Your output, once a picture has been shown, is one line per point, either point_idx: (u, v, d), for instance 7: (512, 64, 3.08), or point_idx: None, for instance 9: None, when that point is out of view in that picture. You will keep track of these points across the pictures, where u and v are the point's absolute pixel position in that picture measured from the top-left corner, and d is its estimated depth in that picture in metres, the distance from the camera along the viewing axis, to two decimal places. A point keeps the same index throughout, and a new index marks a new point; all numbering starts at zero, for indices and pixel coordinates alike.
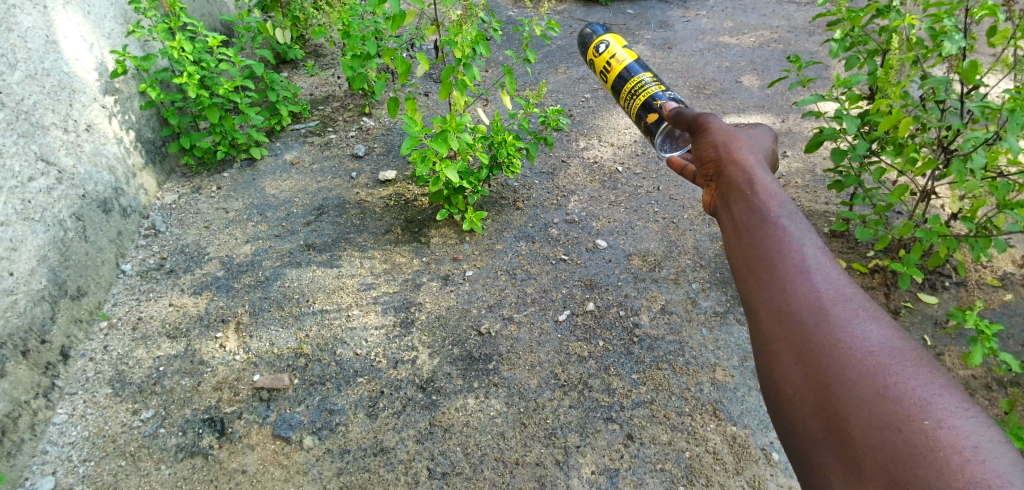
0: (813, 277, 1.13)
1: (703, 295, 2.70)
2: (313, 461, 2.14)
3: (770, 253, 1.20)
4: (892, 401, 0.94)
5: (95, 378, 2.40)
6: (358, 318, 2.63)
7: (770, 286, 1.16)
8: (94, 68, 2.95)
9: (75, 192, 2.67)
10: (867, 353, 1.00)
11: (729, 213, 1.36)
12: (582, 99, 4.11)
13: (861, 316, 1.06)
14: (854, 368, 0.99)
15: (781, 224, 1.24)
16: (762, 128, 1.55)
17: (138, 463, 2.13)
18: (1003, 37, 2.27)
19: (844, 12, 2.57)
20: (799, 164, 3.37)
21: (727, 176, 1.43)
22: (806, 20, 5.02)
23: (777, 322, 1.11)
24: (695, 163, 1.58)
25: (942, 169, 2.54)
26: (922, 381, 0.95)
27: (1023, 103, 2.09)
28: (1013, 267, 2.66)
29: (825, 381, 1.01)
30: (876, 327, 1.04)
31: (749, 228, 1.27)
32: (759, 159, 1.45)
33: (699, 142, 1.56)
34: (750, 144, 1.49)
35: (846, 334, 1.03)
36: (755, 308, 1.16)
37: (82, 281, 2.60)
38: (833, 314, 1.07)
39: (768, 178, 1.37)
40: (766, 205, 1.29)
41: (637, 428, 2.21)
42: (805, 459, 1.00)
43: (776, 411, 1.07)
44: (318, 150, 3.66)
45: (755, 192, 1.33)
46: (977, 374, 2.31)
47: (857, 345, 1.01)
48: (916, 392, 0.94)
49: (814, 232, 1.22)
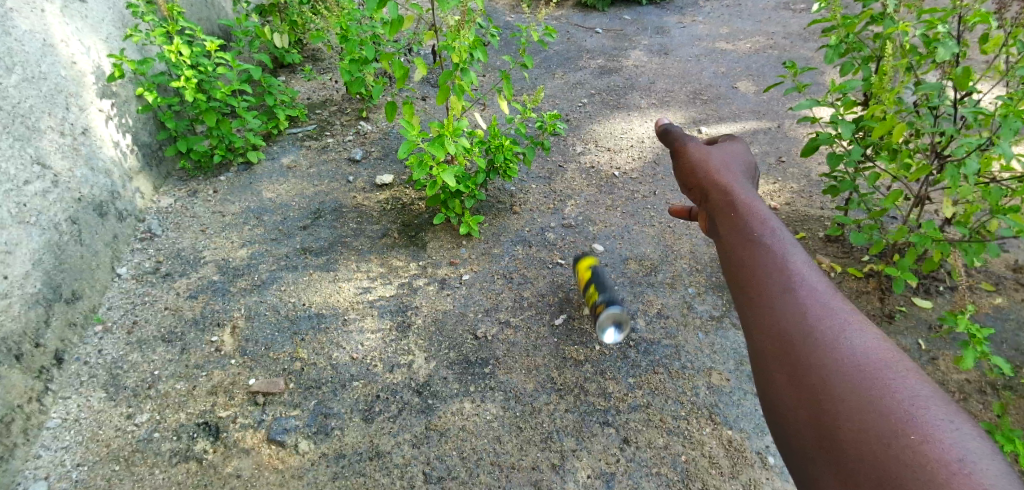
0: (799, 291, 1.15)
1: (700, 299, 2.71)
2: (309, 466, 2.13)
3: (757, 272, 1.21)
4: (879, 414, 0.93)
5: (90, 382, 2.39)
6: (354, 322, 2.63)
7: (760, 305, 1.17)
8: (91, 73, 2.94)
9: (71, 195, 2.67)
10: (854, 365, 1.00)
11: (718, 234, 1.37)
12: (579, 104, 4.13)
13: (850, 328, 1.06)
14: (842, 381, 0.99)
15: (767, 241, 1.25)
16: (739, 145, 1.59)
17: (132, 467, 2.12)
18: (995, 44, 2.30)
19: (839, 19, 2.59)
20: (795, 170, 3.38)
21: (709, 198, 1.45)
22: (801, 26, 5.06)
23: (769, 339, 1.12)
24: (679, 187, 1.60)
25: (936, 175, 2.56)
26: (910, 392, 0.94)
27: (1014, 108, 2.12)
28: (1007, 272, 2.68)
29: (815, 396, 1.00)
30: (864, 338, 1.04)
31: (735, 247, 1.28)
32: (740, 179, 1.47)
33: (680, 167, 1.59)
34: (729, 166, 1.52)
35: (834, 347, 1.04)
36: (749, 328, 1.17)
37: (78, 284, 2.60)
38: (822, 328, 1.08)
39: (751, 195, 1.39)
40: (750, 223, 1.31)
41: (633, 432, 2.21)
42: (803, 477, 0.99)
43: (777, 429, 1.06)
44: (315, 153, 3.66)
45: (739, 211, 1.35)
46: (971, 378, 2.31)
47: (846, 358, 1.01)
48: (904, 404, 0.93)
49: (801, 246, 1.23)
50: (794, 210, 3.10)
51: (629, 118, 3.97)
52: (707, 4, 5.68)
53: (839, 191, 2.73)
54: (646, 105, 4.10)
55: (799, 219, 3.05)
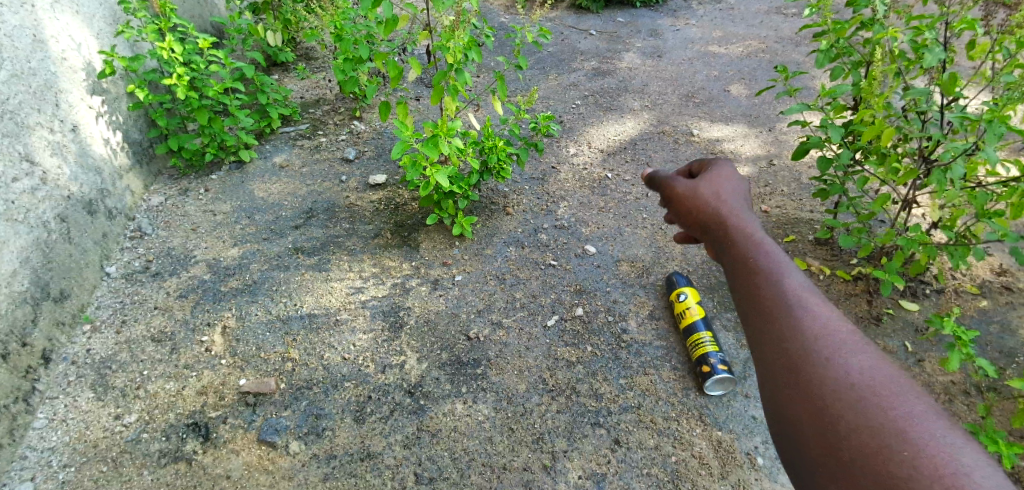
0: (795, 316, 1.11)
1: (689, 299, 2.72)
2: (299, 466, 2.13)
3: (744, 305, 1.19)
4: (878, 433, 0.94)
5: (78, 381, 2.37)
6: (346, 323, 2.62)
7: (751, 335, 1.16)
8: (82, 69, 2.92)
9: (59, 193, 2.64)
10: (849, 385, 1.00)
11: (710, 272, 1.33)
12: (573, 105, 4.14)
13: (844, 348, 1.05)
14: (836, 401, 1.00)
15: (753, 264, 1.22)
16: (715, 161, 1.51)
17: (120, 468, 2.11)
18: (981, 50, 2.34)
19: (830, 24, 2.62)
20: (785, 173, 3.41)
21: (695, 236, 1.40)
22: (793, 31, 5.09)
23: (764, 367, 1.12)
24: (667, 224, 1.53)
25: (923, 179, 2.59)
26: (904, 408, 0.95)
27: (1000, 113, 2.16)
28: (992, 275, 2.72)
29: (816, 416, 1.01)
30: (854, 356, 1.04)
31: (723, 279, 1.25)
32: (736, 198, 1.38)
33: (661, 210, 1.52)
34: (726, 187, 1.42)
35: (827, 368, 1.04)
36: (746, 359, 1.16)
37: (66, 283, 2.58)
38: (814, 348, 1.07)
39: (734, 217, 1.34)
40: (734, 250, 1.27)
41: (624, 433, 2.22)
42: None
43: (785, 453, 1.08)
44: (308, 153, 3.65)
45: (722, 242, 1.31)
46: (956, 380, 2.34)
47: (838, 379, 1.02)
48: (897, 420, 0.94)
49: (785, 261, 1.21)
50: (785, 213, 3.14)
51: (622, 121, 3.99)
52: (701, 7, 5.71)
53: (828, 195, 2.76)
54: (639, 107, 4.12)
55: (789, 222, 3.08)
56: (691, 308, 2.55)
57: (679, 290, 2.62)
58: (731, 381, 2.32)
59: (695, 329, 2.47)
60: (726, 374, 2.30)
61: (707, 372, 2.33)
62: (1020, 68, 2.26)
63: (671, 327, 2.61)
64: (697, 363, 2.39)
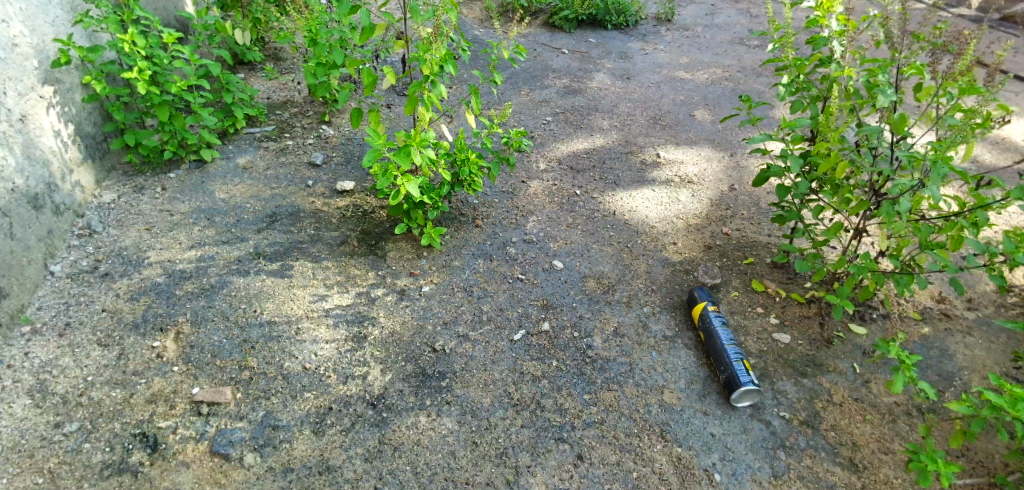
0: None
1: (681, 316, 2.79)
2: (254, 480, 2.05)
3: None
4: None
5: (14, 387, 2.23)
6: (308, 331, 2.56)
7: None
8: (34, 57, 2.77)
9: (3, 185, 2.50)
10: None
11: None
12: (544, 121, 4.20)
13: None
14: None
15: None
16: None
17: (57, 480, 1.99)
18: (927, 93, 2.48)
19: (791, 59, 2.73)
20: (745, 198, 3.54)
21: None
22: (756, 62, 5.29)
23: None
24: None
25: (873, 210, 2.72)
26: None
27: (943, 154, 2.30)
28: (932, 302, 2.87)
29: None
30: None
31: None
32: None
33: None
34: None
35: None
36: None
37: (5, 281, 2.43)
38: None
39: None
40: None
41: (587, 448, 2.23)
42: None
43: None
44: (273, 155, 3.57)
45: None
46: (899, 401, 2.45)
47: None
48: None
49: None
50: (744, 236, 3.25)
51: (591, 139, 4.06)
52: (669, 33, 5.88)
53: (786, 220, 2.87)
54: (608, 127, 4.21)
55: (748, 245, 3.19)
56: (713, 322, 2.62)
57: (703, 305, 2.70)
58: (756, 392, 2.38)
59: (720, 343, 2.53)
60: (752, 386, 2.36)
61: (734, 384, 2.39)
62: (963, 111, 2.41)
63: (695, 341, 2.67)
64: (723, 376, 2.45)
